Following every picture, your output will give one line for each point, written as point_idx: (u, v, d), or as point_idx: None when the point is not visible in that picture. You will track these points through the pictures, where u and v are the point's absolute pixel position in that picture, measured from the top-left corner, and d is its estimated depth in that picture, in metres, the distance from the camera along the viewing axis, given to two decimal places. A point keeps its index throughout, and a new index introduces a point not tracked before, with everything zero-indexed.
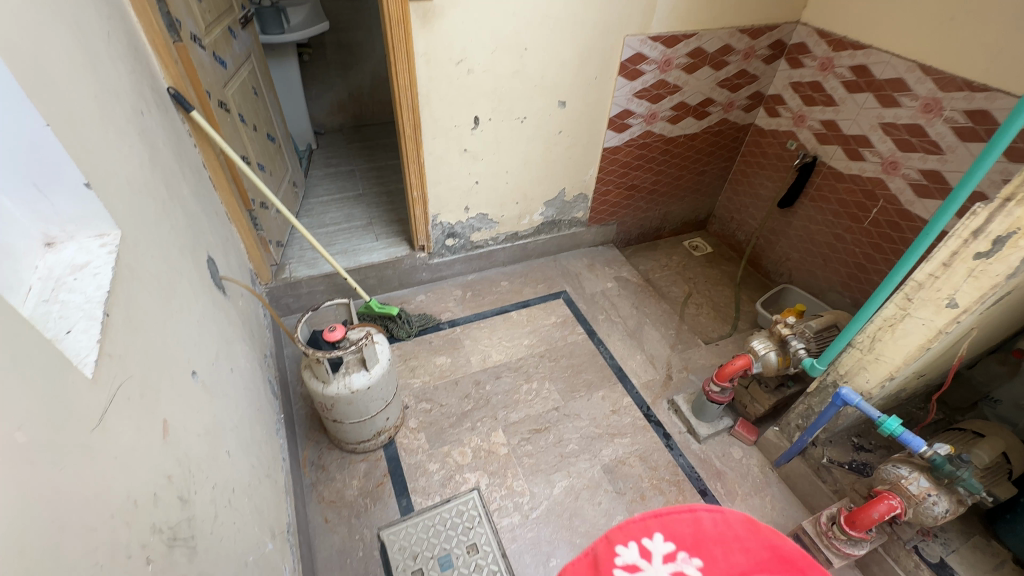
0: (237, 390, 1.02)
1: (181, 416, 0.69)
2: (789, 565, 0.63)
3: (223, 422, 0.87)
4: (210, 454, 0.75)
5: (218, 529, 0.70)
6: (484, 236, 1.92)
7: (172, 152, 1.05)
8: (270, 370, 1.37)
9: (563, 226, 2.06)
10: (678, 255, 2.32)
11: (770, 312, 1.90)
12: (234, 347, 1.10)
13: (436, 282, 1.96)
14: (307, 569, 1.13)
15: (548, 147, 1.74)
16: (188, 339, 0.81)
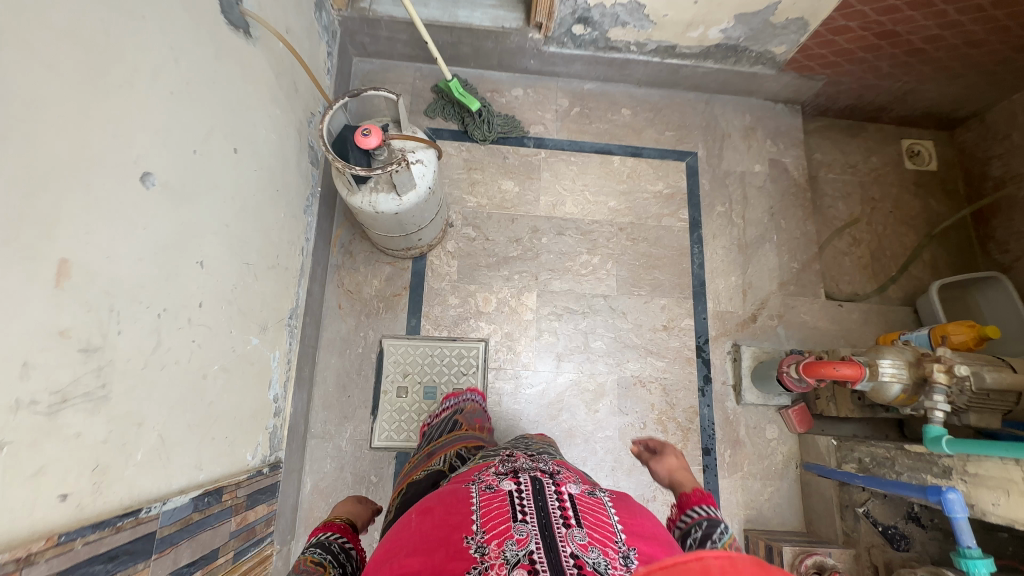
0: (242, 176, 0.87)
1: (103, 243, 0.56)
2: None
3: (200, 225, 0.75)
4: (161, 277, 0.66)
5: (156, 359, 0.65)
6: (627, 36, 1.35)
7: None
8: (313, 133, 1.19)
9: (744, 58, 1.40)
10: (881, 159, 1.62)
11: (943, 297, 1.39)
12: (252, 115, 0.90)
13: (544, 78, 1.52)
14: (307, 347, 1.20)
15: None
16: (147, 124, 0.62)
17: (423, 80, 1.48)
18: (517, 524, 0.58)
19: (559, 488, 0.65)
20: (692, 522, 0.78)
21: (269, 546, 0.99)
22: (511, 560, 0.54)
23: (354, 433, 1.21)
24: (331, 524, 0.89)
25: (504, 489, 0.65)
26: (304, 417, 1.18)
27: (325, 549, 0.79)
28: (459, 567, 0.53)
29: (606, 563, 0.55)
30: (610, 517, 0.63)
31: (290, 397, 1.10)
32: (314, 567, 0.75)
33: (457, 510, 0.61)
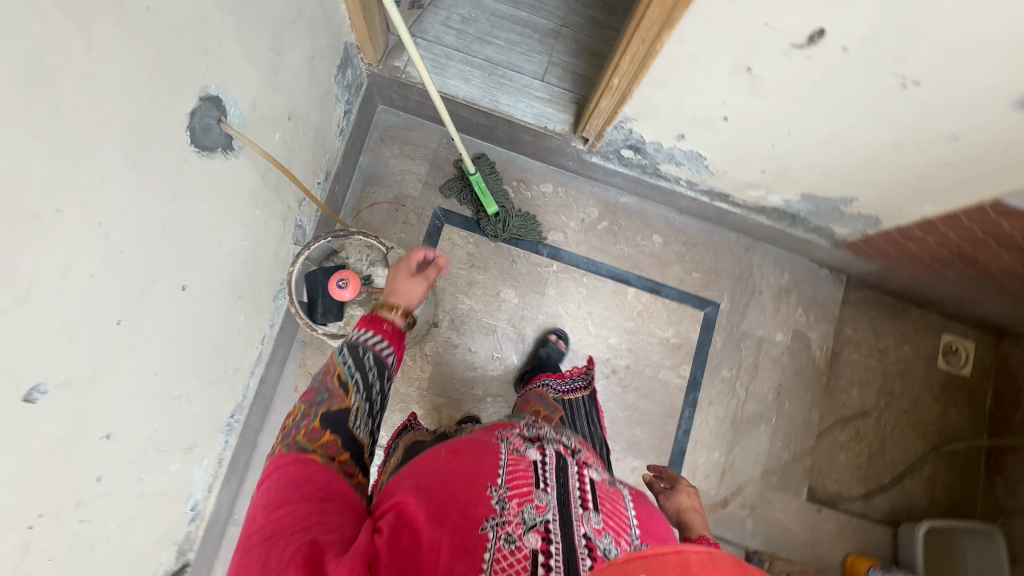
0: (189, 309, 0.76)
1: None
2: None
3: (116, 393, 0.65)
4: (42, 485, 0.57)
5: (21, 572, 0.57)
6: (679, 172, 1.19)
7: None
8: (304, 211, 1.06)
9: (800, 225, 1.25)
10: (914, 350, 1.48)
11: (928, 531, 1.29)
12: (219, 234, 0.78)
13: (579, 178, 1.36)
14: (249, 433, 1.12)
15: (897, 142, 0.84)
16: (45, 332, 0.51)
17: (448, 150, 1.33)
18: (538, 492, 0.59)
19: (583, 469, 0.66)
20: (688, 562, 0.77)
21: None
22: (528, 521, 0.56)
23: None
24: (382, 321, 0.84)
25: (531, 455, 0.65)
26: (229, 506, 1.12)
27: (356, 367, 0.75)
28: (477, 513, 0.55)
29: (616, 551, 0.56)
30: (626, 506, 0.64)
31: (214, 496, 1.03)
32: (337, 389, 0.73)
33: (485, 460, 0.63)
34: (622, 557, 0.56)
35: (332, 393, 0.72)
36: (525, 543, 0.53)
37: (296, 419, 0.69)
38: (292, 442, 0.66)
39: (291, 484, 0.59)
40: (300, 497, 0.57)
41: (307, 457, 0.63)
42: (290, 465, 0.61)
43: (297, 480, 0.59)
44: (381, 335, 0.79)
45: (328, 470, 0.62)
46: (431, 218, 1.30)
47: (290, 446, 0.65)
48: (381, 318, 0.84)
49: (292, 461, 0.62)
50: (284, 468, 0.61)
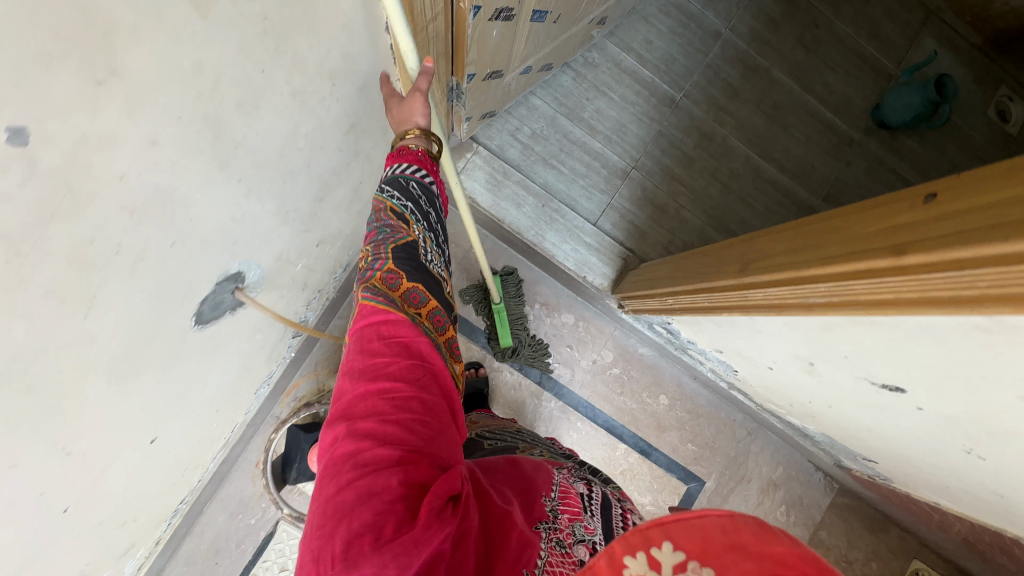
0: (154, 454, 0.70)
1: None
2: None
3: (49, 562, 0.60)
4: None
5: None
6: (705, 360, 1.13)
7: (214, 129, 0.41)
8: (312, 308, 1.01)
9: (810, 440, 1.20)
10: (881, 568, 1.44)
11: None
12: (207, 376, 0.72)
13: (604, 317, 1.30)
14: (196, 507, 1.07)
15: (938, 464, 0.78)
16: None
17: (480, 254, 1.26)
18: (588, 516, 0.55)
19: (627, 513, 0.61)
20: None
21: None
22: (578, 536, 0.51)
23: None
24: (433, 165, 0.70)
25: (578, 486, 0.62)
26: (156, 573, 1.07)
27: (410, 203, 0.66)
28: (535, 513, 0.52)
29: None
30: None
31: (143, 572, 0.99)
32: (398, 222, 0.66)
33: (540, 476, 0.61)
34: None
35: (397, 227, 0.65)
36: (574, 552, 0.49)
37: (368, 261, 0.64)
38: (374, 292, 0.61)
39: (385, 352, 0.55)
40: (403, 377, 0.54)
41: (398, 319, 0.59)
42: (389, 330, 0.58)
43: (399, 355, 0.56)
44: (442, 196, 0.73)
45: (422, 337, 0.59)
46: None
47: (376, 299, 0.60)
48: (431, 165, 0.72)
49: (387, 325, 0.58)
50: (383, 330, 0.57)
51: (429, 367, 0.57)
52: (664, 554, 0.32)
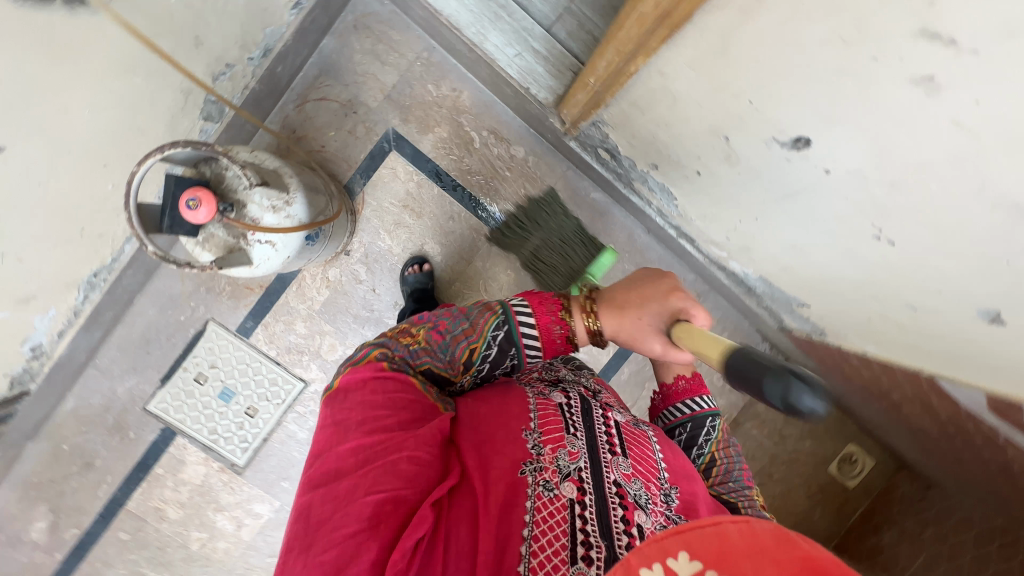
0: (13, 173, 0.68)
1: None
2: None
3: None
4: None
5: None
6: (651, 197, 1.04)
7: None
8: (223, 86, 0.94)
9: (755, 298, 1.13)
10: (812, 446, 1.46)
11: None
12: (63, 98, 0.66)
13: (557, 154, 1.20)
14: (120, 293, 1.09)
15: (857, 282, 0.71)
16: None
17: (425, 68, 1.15)
18: (569, 436, 0.60)
19: (608, 413, 0.65)
20: (678, 422, 0.78)
21: None
22: (562, 470, 0.56)
23: (134, 387, 1.17)
24: (558, 322, 0.71)
25: (559, 405, 0.64)
26: (88, 352, 1.12)
27: (489, 360, 0.70)
28: (515, 456, 0.57)
29: (647, 496, 0.56)
30: (655, 452, 0.63)
31: (66, 341, 1.03)
32: (451, 364, 0.70)
33: (515, 405, 0.64)
34: (653, 503, 0.56)
35: (453, 362, 0.70)
36: (562, 494, 0.54)
37: (410, 346, 0.70)
38: (387, 355, 0.68)
39: (368, 410, 0.62)
40: (395, 425, 0.60)
41: (405, 378, 0.65)
42: (387, 381, 0.64)
43: (393, 403, 0.62)
44: (540, 340, 0.70)
45: (399, 385, 0.64)
46: (381, 136, 1.16)
47: (387, 360, 0.67)
48: (554, 312, 0.70)
49: (393, 377, 0.65)
50: (385, 379, 0.64)
51: (427, 413, 0.64)
52: (681, 563, 0.38)
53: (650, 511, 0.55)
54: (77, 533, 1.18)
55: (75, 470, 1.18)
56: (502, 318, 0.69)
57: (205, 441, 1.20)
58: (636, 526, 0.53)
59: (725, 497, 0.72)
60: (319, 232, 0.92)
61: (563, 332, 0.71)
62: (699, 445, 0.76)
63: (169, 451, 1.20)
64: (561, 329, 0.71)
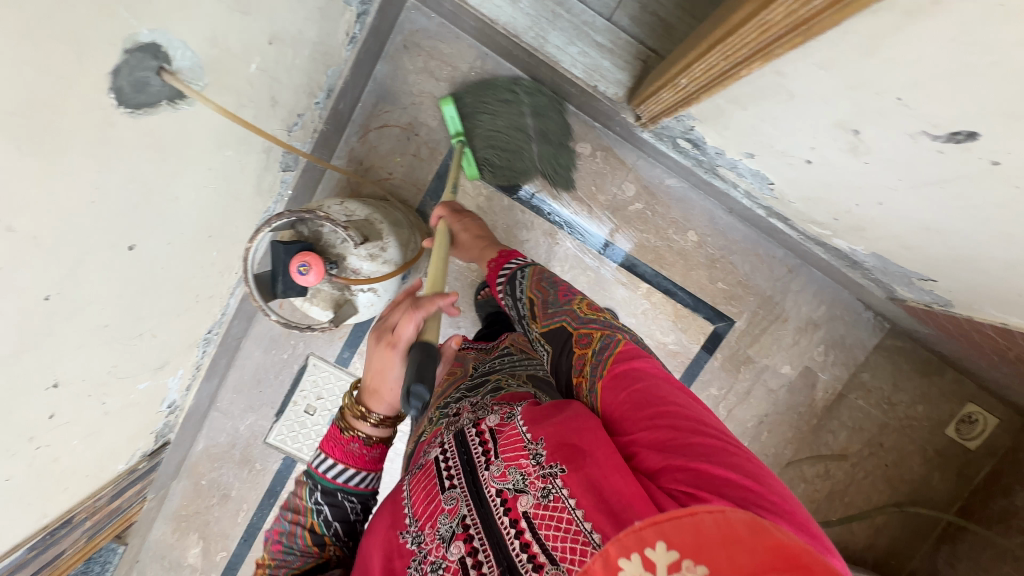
0: (142, 264, 0.72)
1: None
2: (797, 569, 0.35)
3: (65, 349, 0.65)
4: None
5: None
6: (738, 181, 0.98)
7: None
8: (297, 136, 0.95)
9: (858, 270, 1.06)
10: (927, 410, 1.36)
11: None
12: (176, 187, 0.70)
13: (626, 145, 1.15)
14: (230, 342, 1.16)
15: (1011, 262, 0.64)
16: None
17: (480, 78, 1.12)
18: (441, 493, 0.57)
19: (478, 424, 0.62)
20: (503, 287, 0.80)
21: (137, 507, 1.14)
22: (445, 536, 0.54)
23: (253, 423, 1.26)
24: (352, 441, 0.67)
25: (431, 458, 0.62)
26: (210, 397, 1.21)
27: (336, 518, 0.66)
28: (402, 564, 0.55)
29: (525, 481, 0.52)
30: (519, 424, 0.58)
31: (193, 392, 1.12)
32: (312, 543, 0.65)
33: (395, 502, 0.62)
34: (533, 480, 0.52)
35: (304, 551, 0.64)
36: (451, 560, 0.52)
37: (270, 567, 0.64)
38: None
39: None
40: None
41: None
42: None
43: None
44: (347, 465, 0.67)
45: None
46: (446, 155, 1.15)
47: None
48: (340, 437, 0.68)
49: None
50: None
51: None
52: (658, 553, 0.39)
53: (532, 487, 0.51)
54: (225, 556, 1.31)
55: (215, 502, 1.29)
56: (310, 485, 0.67)
57: None
58: (524, 518, 0.50)
59: (551, 324, 0.69)
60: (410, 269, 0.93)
61: (362, 443, 0.68)
62: (517, 292, 0.77)
63: (292, 477, 1.29)
64: (358, 443, 0.68)
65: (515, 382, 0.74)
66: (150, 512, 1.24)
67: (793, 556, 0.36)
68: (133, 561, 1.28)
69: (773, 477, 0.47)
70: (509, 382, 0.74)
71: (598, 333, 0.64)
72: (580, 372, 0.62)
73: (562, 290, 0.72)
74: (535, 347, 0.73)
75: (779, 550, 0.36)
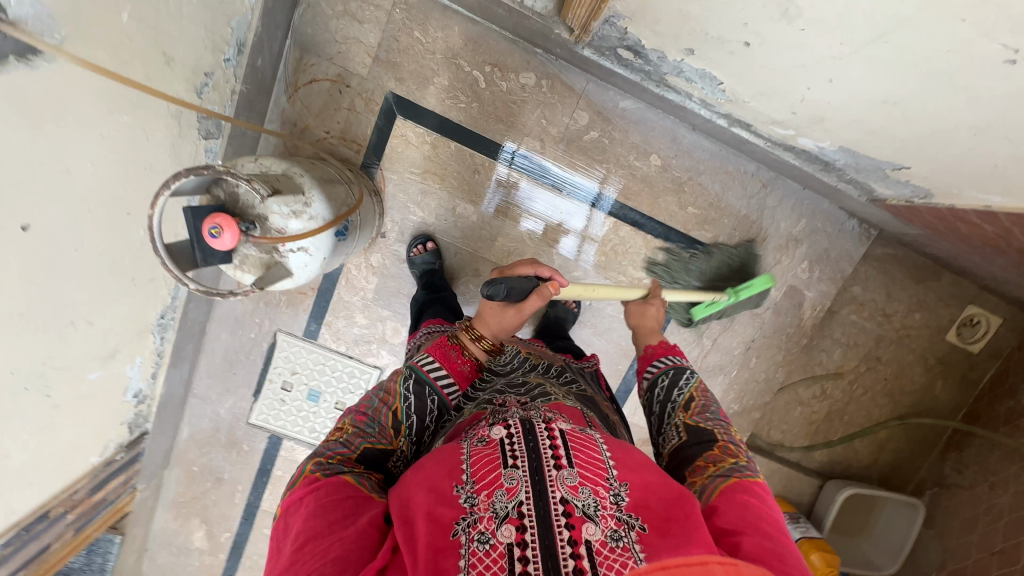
0: (48, 246, 0.68)
1: None
2: None
3: None
4: None
5: None
6: (691, 89, 0.90)
7: None
8: (212, 98, 0.89)
9: (833, 173, 0.98)
10: (925, 317, 1.30)
11: (837, 493, 1.29)
12: (64, 158, 0.65)
13: (573, 69, 1.07)
14: (192, 326, 1.14)
15: (975, 125, 0.57)
16: None
17: (406, 14, 1.04)
18: (503, 468, 0.50)
19: (550, 421, 0.56)
20: (658, 373, 0.80)
21: (128, 496, 1.15)
22: (499, 514, 0.47)
23: (233, 405, 1.26)
24: (455, 349, 0.78)
25: (495, 436, 0.54)
26: (184, 384, 1.20)
27: (415, 411, 0.70)
28: (446, 518, 0.47)
29: (597, 507, 0.48)
30: (603, 451, 0.54)
31: (162, 380, 1.10)
32: (385, 428, 0.67)
33: (446, 457, 0.53)
34: (604, 511, 0.48)
35: (384, 429, 0.66)
36: (499, 540, 0.45)
37: (338, 441, 0.64)
38: (321, 464, 0.60)
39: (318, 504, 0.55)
40: (325, 530, 0.52)
41: (341, 476, 0.58)
42: (323, 487, 0.56)
43: (324, 508, 0.54)
44: (444, 368, 0.76)
45: (312, 493, 0.56)
46: (382, 104, 1.08)
47: (321, 469, 0.59)
48: (453, 353, 0.77)
49: (319, 487, 0.56)
50: (321, 487, 0.56)
51: (360, 506, 0.55)
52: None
53: (603, 520, 0.47)
54: (229, 536, 1.33)
55: (210, 486, 1.30)
56: (410, 372, 0.73)
57: (309, 440, 1.27)
58: (586, 545, 0.45)
59: (702, 423, 0.70)
60: (347, 225, 0.88)
61: (459, 354, 0.78)
62: (675, 385, 0.77)
63: (281, 454, 1.29)
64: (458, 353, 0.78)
65: (561, 393, 0.70)
66: (147, 501, 1.25)
67: None
68: (141, 550, 1.31)
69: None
70: (554, 393, 0.68)
71: (744, 456, 0.65)
72: (710, 462, 0.64)
73: (723, 411, 0.74)
74: (662, 430, 0.74)
75: None
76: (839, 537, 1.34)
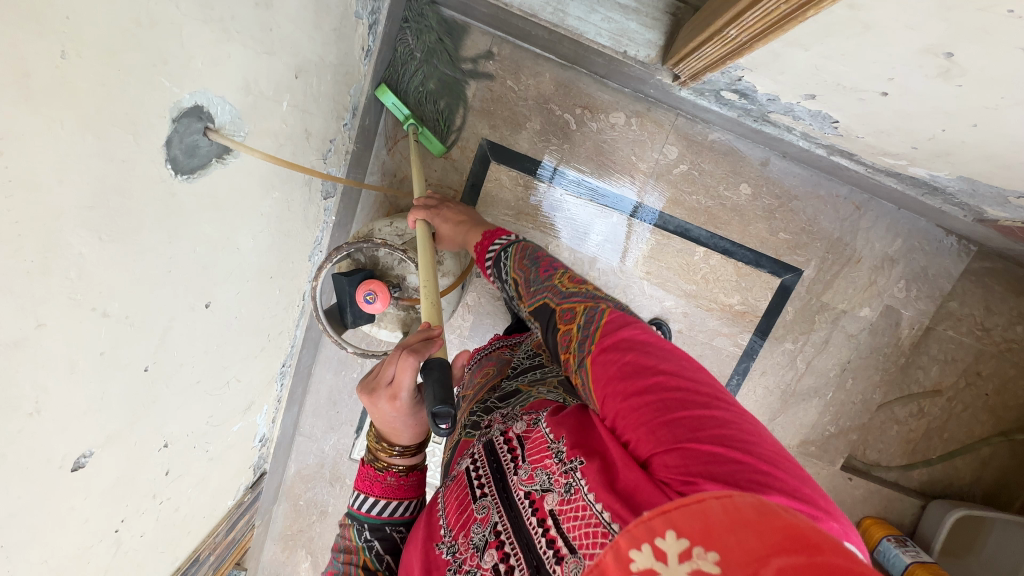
0: (220, 318, 0.74)
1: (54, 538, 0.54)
2: (810, 551, 0.27)
3: (169, 406, 0.68)
4: (119, 493, 0.63)
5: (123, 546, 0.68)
6: (794, 124, 0.91)
7: None
8: (332, 162, 0.95)
9: (940, 196, 0.97)
10: None
11: (945, 515, 1.25)
12: (236, 239, 0.71)
13: (662, 105, 1.09)
14: (303, 370, 1.20)
15: None
16: (82, 407, 0.52)
17: (500, 65, 1.08)
18: (472, 501, 0.55)
19: (507, 429, 0.59)
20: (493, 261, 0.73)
21: (249, 533, 1.21)
22: (478, 544, 0.51)
23: (337, 442, 1.31)
24: (374, 472, 0.64)
25: (463, 469, 0.60)
26: (294, 424, 1.27)
27: (388, 552, 0.62)
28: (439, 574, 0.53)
29: (551, 480, 0.49)
30: (543, 426, 0.55)
31: (278, 424, 1.17)
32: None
33: (432, 515, 0.60)
34: (558, 479, 0.49)
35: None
36: (485, 567, 0.49)
37: None
38: None
39: None
40: None
41: None
42: None
43: None
44: (378, 497, 0.63)
45: None
46: (477, 151, 1.13)
47: None
48: (375, 473, 0.64)
49: None
50: None
51: None
52: (669, 543, 0.32)
53: (558, 484, 0.48)
54: None
55: (315, 519, 1.36)
56: (357, 523, 0.63)
57: None
58: (550, 516, 0.47)
59: (536, 303, 0.64)
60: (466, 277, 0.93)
61: (398, 475, 0.64)
62: (502, 274, 0.72)
63: None
64: (393, 476, 0.64)
65: (545, 390, 0.68)
66: (260, 536, 1.31)
67: (805, 536, 0.28)
68: None
69: (785, 451, 0.42)
70: (535, 392, 0.68)
71: (582, 304, 0.59)
72: (569, 348, 0.58)
73: (544, 265, 0.66)
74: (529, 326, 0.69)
75: (787, 530, 0.29)
76: (947, 558, 1.29)
